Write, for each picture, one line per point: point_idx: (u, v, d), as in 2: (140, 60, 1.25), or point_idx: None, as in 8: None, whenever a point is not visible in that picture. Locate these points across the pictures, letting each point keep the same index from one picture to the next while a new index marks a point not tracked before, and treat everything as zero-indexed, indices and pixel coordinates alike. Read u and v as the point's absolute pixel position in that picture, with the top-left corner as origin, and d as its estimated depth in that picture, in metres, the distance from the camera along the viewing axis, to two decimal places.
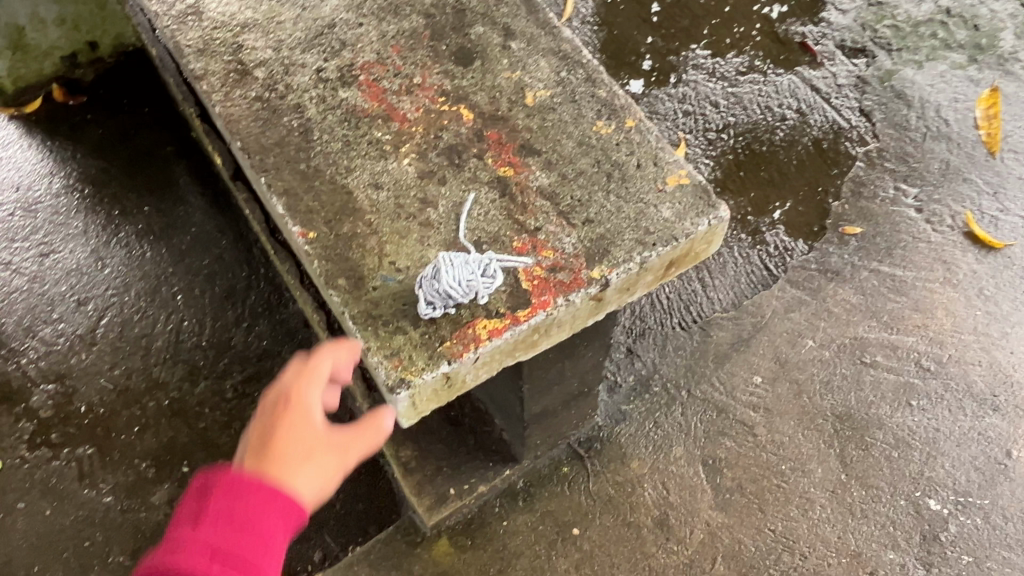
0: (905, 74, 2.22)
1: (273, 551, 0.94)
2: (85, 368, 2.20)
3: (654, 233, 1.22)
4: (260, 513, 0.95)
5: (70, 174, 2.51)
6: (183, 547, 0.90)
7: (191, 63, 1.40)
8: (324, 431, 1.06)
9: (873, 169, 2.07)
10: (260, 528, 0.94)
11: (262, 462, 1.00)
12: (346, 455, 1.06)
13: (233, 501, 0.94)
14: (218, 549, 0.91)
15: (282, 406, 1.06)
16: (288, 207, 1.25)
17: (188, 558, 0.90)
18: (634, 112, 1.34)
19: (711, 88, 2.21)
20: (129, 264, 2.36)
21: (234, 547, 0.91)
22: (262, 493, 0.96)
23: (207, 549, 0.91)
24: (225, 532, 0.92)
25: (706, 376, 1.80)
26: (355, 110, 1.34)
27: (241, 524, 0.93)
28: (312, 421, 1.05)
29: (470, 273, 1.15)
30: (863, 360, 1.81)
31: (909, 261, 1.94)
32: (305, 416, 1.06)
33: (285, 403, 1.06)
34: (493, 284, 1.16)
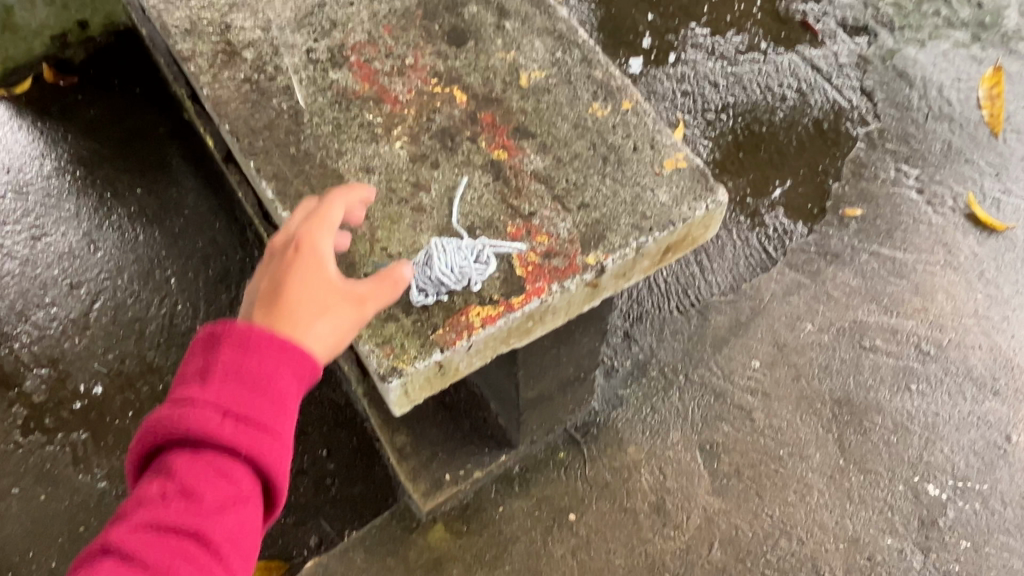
0: (908, 52, 2.18)
1: (283, 411, 0.90)
2: (78, 352, 2.18)
3: (650, 218, 1.20)
4: (270, 374, 0.90)
5: (61, 155, 2.48)
6: (190, 406, 0.87)
7: (178, 44, 1.37)
8: (339, 283, 1.00)
9: (874, 150, 2.04)
10: (272, 390, 0.90)
11: (272, 315, 0.95)
12: (363, 307, 1.00)
13: (242, 361, 0.90)
14: (228, 410, 0.87)
15: (292, 255, 1.00)
16: (278, 192, 1.23)
17: (197, 419, 0.86)
18: (631, 93, 1.31)
19: (710, 67, 2.17)
20: (122, 247, 2.34)
21: (242, 407, 0.88)
22: (272, 350, 0.91)
23: (216, 407, 0.87)
24: (234, 393, 0.88)
25: (704, 360, 1.78)
26: (345, 91, 1.32)
27: (252, 384, 0.89)
28: (326, 271, 0.99)
29: (463, 259, 1.14)
30: (862, 344, 1.79)
31: (909, 244, 1.91)
32: (317, 263, 0.99)
33: (295, 250, 1.00)
34: (486, 272, 1.15)
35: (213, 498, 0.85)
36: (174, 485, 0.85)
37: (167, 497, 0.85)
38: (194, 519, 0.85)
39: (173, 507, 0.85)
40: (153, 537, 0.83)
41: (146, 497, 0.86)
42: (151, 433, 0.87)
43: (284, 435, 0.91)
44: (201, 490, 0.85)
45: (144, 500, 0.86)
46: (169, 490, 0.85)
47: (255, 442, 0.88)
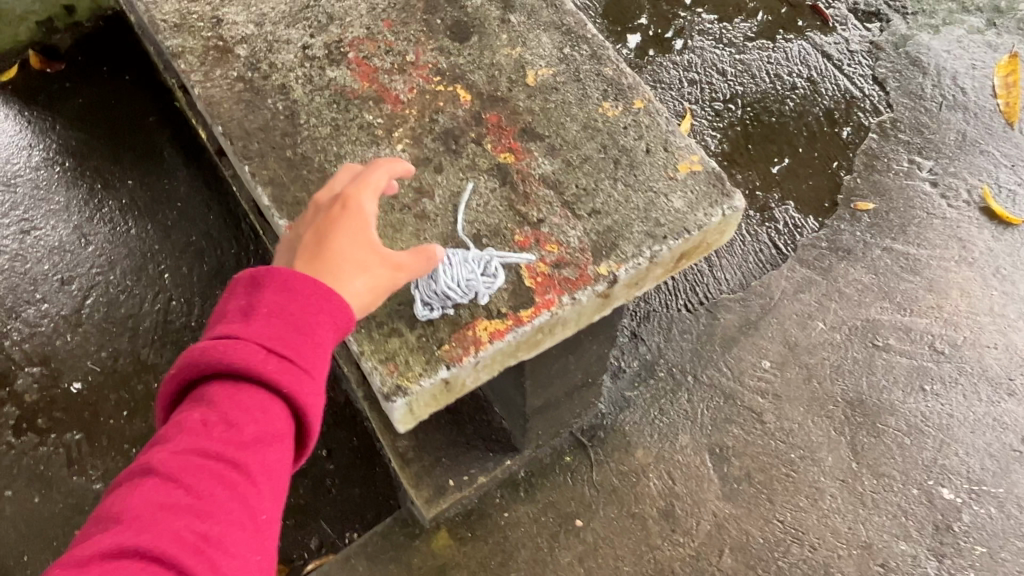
0: (921, 39, 2.12)
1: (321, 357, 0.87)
2: (70, 350, 2.13)
3: (664, 225, 1.15)
4: (313, 317, 0.87)
5: (50, 146, 2.42)
6: (235, 338, 0.82)
7: (167, 40, 1.30)
8: (378, 243, 0.98)
9: (886, 141, 1.99)
10: (313, 334, 0.86)
11: (315, 265, 0.92)
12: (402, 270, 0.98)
13: (287, 300, 0.86)
14: (271, 345, 0.83)
15: (336, 210, 0.97)
16: (275, 198, 1.17)
17: (243, 350, 0.82)
18: (642, 92, 1.26)
19: (718, 54, 2.10)
20: (113, 240, 2.28)
21: (287, 344, 0.84)
22: (313, 294, 0.88)
23: (260, 341, 0.83)
24: (278, 329, 0.84)
25: (713, 360, 1.74)
26: (344, 90, 1.25)
27: (296, 323, 0.85)
28: (368, 227, 0.97)
29: (469, 272, 1.09)
30: (874, 343, 1.75)
31: (923, 239, 1.87)
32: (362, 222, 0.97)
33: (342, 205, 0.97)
34: (494, 284, 1.09)
35: (253, 432, 0.80)
36: (215, 416, 0.80)
37: (206, 427, 0.79)
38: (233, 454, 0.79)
39: (211, 439, 0.79)
40: (195, 464, 0.76)
41: (182, 427, 0.79)
42: (191, 362, 0.82)
43: (320, 382, 0.86)
44: (242, 425, 0.80)
45: (180, 430, 0.79)
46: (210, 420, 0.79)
47: (296, 382, 0.83)
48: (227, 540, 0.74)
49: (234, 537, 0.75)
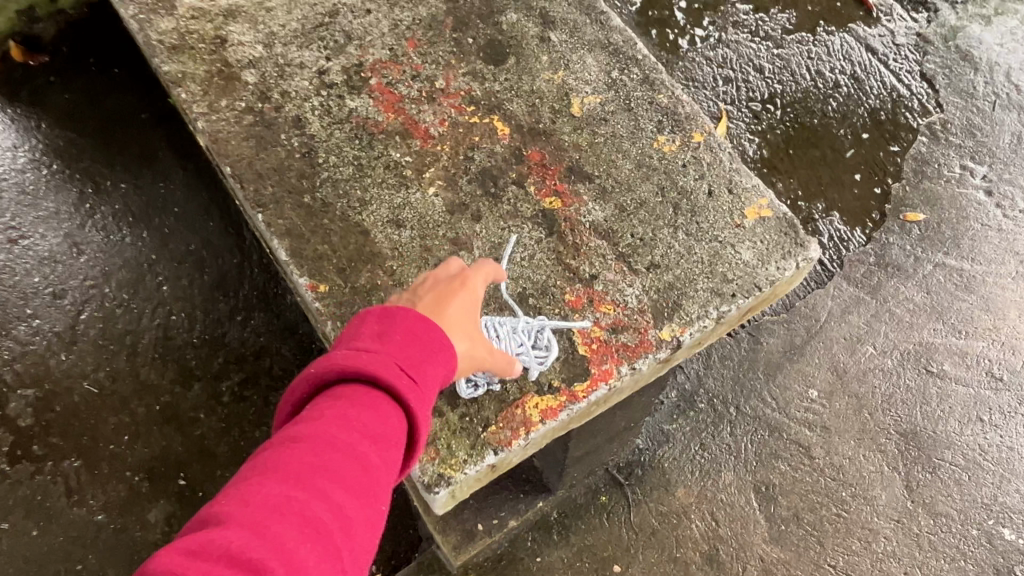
0: (971, 30, 1.97)
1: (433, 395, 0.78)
2: (65, 370, 1.91)
3: (733, 280, 1.02)
4: (437, 352, 0.79)
5: (36, 146, 2.17)
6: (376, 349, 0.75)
7: (164, 64, 1.15)
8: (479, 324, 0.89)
9: (936, 144, 1.85)
10: (436, 368, 0.78)
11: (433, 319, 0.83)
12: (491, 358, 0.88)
13: (420, 329, 0.79)
14: (403, 366, 0.75)
15: (454, 281, 0.89)
16: (293, 253, 1.04)
17: (381, 360, 0.74)
18: (703, 123, 1.12)
19: (755, 49, 1.95)
20: (108, 250, 2.05)
21: (418, 369, 0.76)
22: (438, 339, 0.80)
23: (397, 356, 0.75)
24: (409, 354, 0.76)
25: (756, 390, 1.63)
26: (367, 123, 1.12)
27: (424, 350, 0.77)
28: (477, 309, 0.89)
29: (518, 343, 0.97)
30: (928, 368, 1.64)
31: (978, 253, 1.74)
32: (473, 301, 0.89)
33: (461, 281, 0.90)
34: (547, 360, 0.98)
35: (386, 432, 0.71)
36: (354, 411, 0.70)
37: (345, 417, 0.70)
38: (368, 456, 0.69)
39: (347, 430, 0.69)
40: (336, 452, 0.67)
41: (319, 413, 0.70)
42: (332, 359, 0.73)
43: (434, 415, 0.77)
44: (378, 431, 0.70)
45: (316, 416, 0.70)
46: (349, 414, 0.70)
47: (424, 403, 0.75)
48: (357, 530, 0.65)
49: (360, 539, 0.65)
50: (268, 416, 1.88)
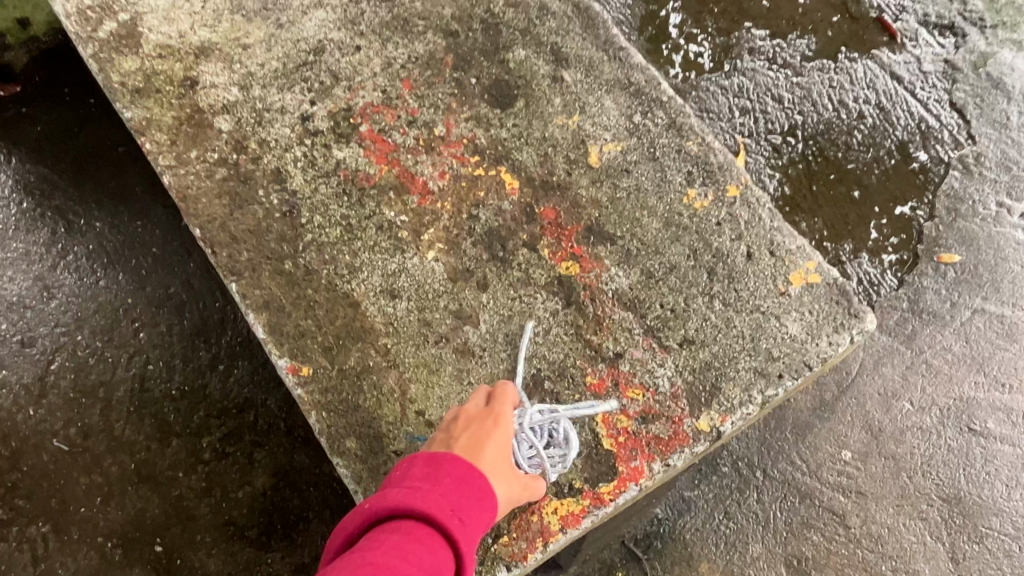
0: (1003, 57, 1.83)
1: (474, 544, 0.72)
2: (34, 426, 1.79)
3: (778, 359, 0.89)
4: (482, 498, 0.72)
5: (5, 181, 1.99)
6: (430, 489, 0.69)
7: (127, 111, 1.02)
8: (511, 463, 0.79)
9: (970, 179, 1.73)
10: (483, 517, 0.71)
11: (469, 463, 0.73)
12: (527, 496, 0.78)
13: (469, 470, 0.73)
14: (450, 506, 0.69)
15: (487, 419, 0.79)
16: (272, 330, 0.91)
17: (435, 500, 0.68)
18: (738, 174, 0.98)
19: (773, 78, 1.82)
20: (80, 293, 1.89)
21: (469, 511, 0.70)
22: (482, 485, 0.73)
23: (448, 491, 0.70)
24: (458, 496, 0.70)
25: (785, 452, 1.49)
26: (357, 177, 0.98)
27: (472, 496, 0.71)
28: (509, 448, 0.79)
29: (528, 445, 0.81)
30: (971, 428, 1.51)
31: (1019, 297, 1.61)
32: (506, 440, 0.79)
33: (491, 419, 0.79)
34: (565, 458, 0.83)
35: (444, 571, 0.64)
36: (411, 545, 0.63)
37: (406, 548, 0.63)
38: None
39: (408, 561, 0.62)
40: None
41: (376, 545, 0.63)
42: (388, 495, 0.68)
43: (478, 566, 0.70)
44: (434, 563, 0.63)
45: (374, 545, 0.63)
46: (407, 546, 0.63)
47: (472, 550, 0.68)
48: None
49: None
50: (251, 475, 1.73)
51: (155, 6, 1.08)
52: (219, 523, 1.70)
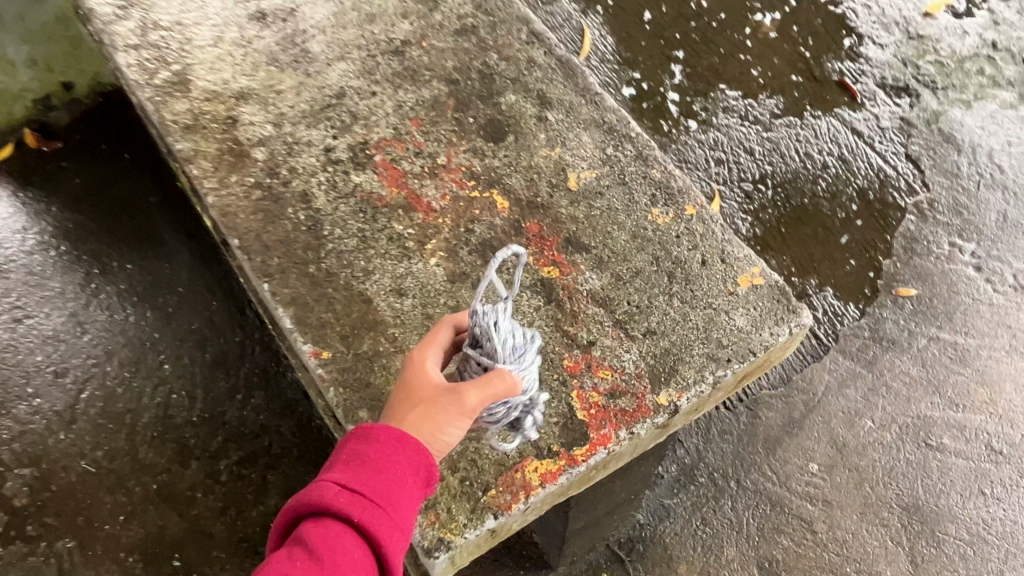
0: (953, 115, 2.04)
1: (411, 490, 0.78)
2: (63, 449, 1.90)
3: (727, 346, 1.05)
4: (386, 454, 0.78)
5: (45, 228, 2.19)
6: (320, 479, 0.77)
7: (177, 143, 1.20)
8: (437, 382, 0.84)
9: (925, 222, 1.90)
10: (395, 469, 0.78)
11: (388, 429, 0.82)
12: (462, 408, 0.80)
13: (368, 436, 0.79)
14: (345, 481, 0.76)
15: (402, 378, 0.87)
16: (297, 320, 1.06)
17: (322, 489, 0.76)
18: (694, 197, 1.16)
19: (745, 133, 2.02)
20: (111, 329, 2.06)
21: (373, 472, 0.77)
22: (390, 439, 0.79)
23: (344, 467, 0.77)
24: (352, 470, 0.77)
25: (756, 464, 1.62)
26: (371, 198, 1.16)
27: (369, 461, 0.77)
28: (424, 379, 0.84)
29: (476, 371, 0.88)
30: (928, 442, 1.64)
31: (970, 327, 1.77)
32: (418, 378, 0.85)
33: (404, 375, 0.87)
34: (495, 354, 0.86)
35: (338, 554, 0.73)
36: (300, 547, 0.74)
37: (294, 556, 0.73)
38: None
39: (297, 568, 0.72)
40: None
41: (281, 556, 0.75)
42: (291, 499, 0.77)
43: (403, 511, 0.77)
44: (325, 543, 0.73)
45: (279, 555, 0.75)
46: (295, 552, 0.74)
47: (373, 513, 0.75)
48: None
49: None
50: (265, 495, 1.87)
51: (204, 61, 1.28)
52: (233, 539, 1.81)
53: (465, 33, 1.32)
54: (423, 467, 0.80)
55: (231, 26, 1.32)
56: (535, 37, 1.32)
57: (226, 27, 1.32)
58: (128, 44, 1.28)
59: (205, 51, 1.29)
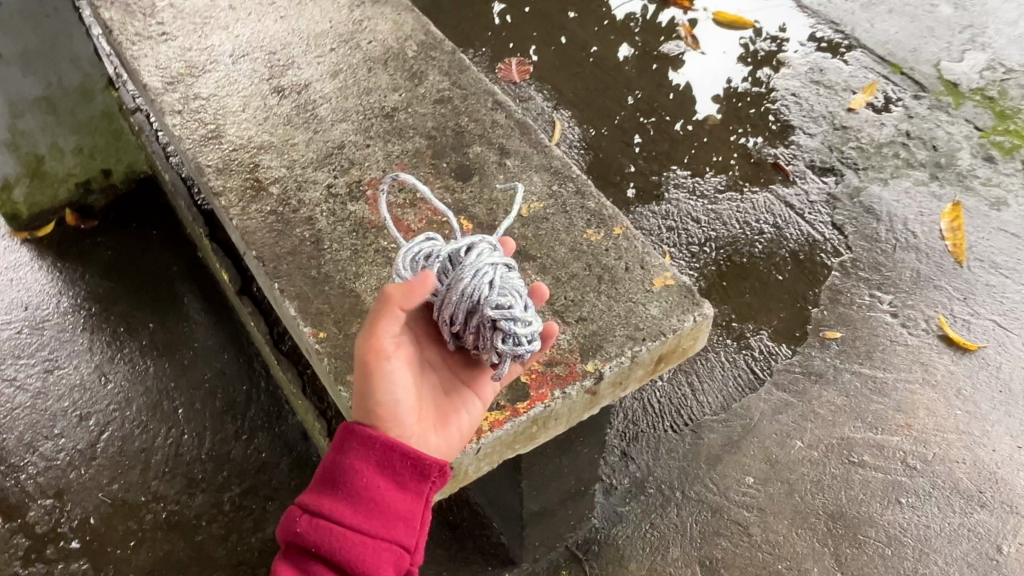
0: (872, 190, 2.36)
1: (383, 496, 1.00)
2: (83, 483, 2.08)
3: (643, 329, 1.31)
4: (355, 465, 1.00)
5: (79, 293, 2.44)
6: (305, 507, 0.99)
7: (211, 181, 1.51)
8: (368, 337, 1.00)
9: (848, 278, 2.18)
10: (366, 476, 0.99)
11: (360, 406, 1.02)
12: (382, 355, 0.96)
13: (338, 451, 1.02)
14: (324, 504, 0.99)
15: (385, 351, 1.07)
16: (300, 309, 1.33)
17: (306, 515, 0.98)
18: (621, 221, 1.45)
19: (693, 205, 2.34)
20: (132, 379, 2.26)
21: (338, 494, 0.99)
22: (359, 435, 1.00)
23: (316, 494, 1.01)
24: (330, 492, 1.00)
25: (699, 477, 1.84)
26: (363, 221, 1.45)
27: (343, 479, 1.00)
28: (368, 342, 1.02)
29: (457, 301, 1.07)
30: (850, 459, 1.86)
31: (888, 363, 2.02)
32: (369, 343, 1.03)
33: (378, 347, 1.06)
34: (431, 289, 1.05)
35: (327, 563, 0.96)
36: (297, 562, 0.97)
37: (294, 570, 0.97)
38: None
39: None
40: None
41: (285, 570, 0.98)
42: (285, 525, 1.00)
43: (379, 517, 0.99)
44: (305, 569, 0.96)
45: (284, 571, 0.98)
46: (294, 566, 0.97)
47: (349, 526, 0.97)
48: None
49: None
50: (264, 523, 2.01)
51: (235, 121, 1.60)
52: (233, 562, 1.95)
53: (443, 102, 1.65)
54: (391, 465, 1.00)
55: (257, 97, 1.65)
56: (499, 104, 1.65)
57: (254, 98, 1.65)
58: (174, 110, 1.62)
59: (236, 114, 1.62)
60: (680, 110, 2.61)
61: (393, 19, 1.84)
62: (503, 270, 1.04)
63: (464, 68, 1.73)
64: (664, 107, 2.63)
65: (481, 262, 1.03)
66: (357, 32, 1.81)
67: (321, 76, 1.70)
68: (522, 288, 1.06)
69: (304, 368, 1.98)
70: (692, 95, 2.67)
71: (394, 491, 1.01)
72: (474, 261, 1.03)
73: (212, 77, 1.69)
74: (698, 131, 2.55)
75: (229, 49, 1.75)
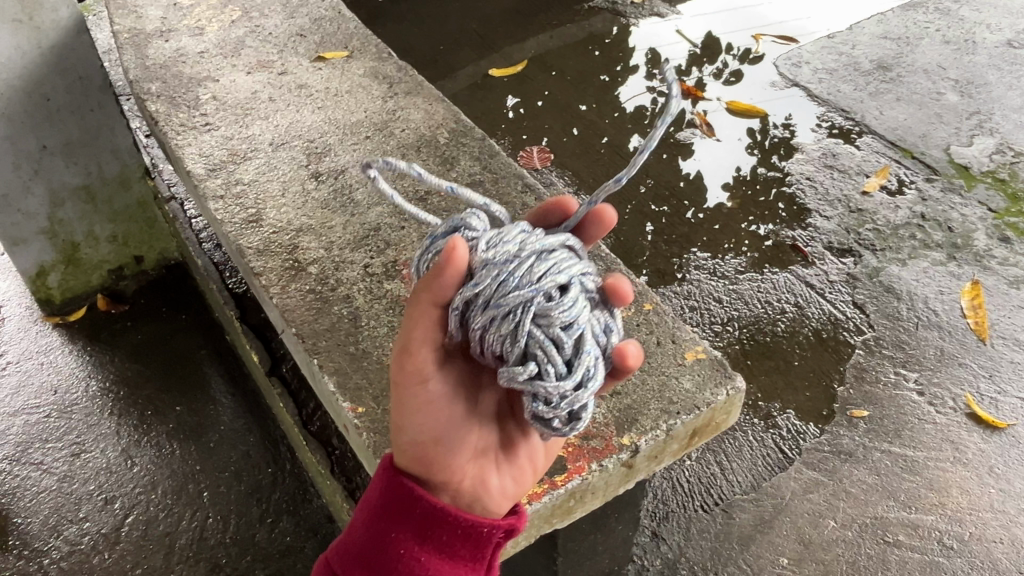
0: (891, 270, 2.39)
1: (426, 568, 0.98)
2: (106, 568, 2.02)
3: (677, 402, 1.32)
4: (396, 534, 0.99)
5: (108, 376, 2.43)
6: None
7: (252, 262, 1.55)
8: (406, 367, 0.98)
9: (872, 356, 2.19)
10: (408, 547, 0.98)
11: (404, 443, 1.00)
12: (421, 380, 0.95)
13: (380, 516, 1.00)
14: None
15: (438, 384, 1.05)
16: (338, 384, 1.35)
17: None
18: (650, 297, 1.50)
19: (714, 285, 2.38)
20: (159, 462, 2.23)
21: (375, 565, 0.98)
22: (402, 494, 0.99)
23: (352, 562, 1.00)
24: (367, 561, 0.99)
25: (733, 558, 1.81)
26: (399, 298, 1.49)
27: (381, 548, 0.99)
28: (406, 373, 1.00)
29: None
30: (885, 539, 1.83)
31: (917, 441, 2.01)
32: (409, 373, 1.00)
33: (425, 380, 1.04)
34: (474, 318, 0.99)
35: None
36: None
37: None
38: None
39: None
40: None
41: None
42: None
43: None
44: None
45: None
46: None
47: None
48: None
49: None
50: None
51: (275, 205, 1.67)
52: None
53: (475, 185, 1.72)
54: (435, 537, 0.99)
55: (297, 182, 1.72)
56: (529, 188, 1.71)
57: (294, 183, 1.72)
58: (217, 195, 1.68)
59: (276, 199, 1.68)
60: (694, 195, 2.69)
61: (425, 109, 1.93)
62: (537, 308, 0.92)
63: (494, 154, 1.80)
64: (681, 192, 2.70)
65: (511, 310, 0.92)
66: (391, 121, 1.89)
67: (357, 162, 1.78)
68: (569, 322, 0.92)
69: (332, 449, 1.96)
70: (704, 182, 2.73)
71: (440, 564, 0.99)
72: (501, 310, 0.92)
73: (253, 163, 1.76)
74: (710, 218, 2.60)
75: (269, 139, 1.83)
